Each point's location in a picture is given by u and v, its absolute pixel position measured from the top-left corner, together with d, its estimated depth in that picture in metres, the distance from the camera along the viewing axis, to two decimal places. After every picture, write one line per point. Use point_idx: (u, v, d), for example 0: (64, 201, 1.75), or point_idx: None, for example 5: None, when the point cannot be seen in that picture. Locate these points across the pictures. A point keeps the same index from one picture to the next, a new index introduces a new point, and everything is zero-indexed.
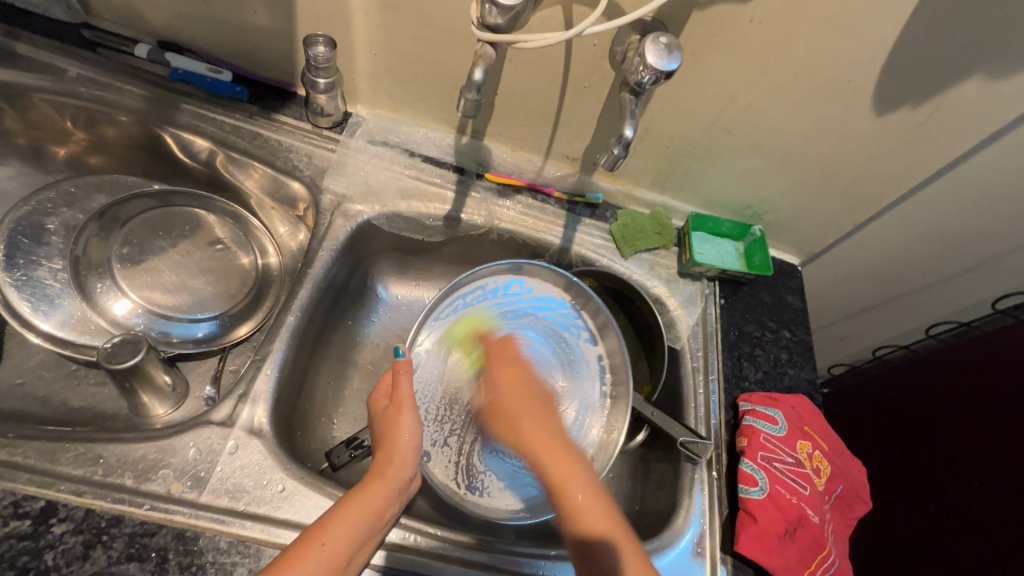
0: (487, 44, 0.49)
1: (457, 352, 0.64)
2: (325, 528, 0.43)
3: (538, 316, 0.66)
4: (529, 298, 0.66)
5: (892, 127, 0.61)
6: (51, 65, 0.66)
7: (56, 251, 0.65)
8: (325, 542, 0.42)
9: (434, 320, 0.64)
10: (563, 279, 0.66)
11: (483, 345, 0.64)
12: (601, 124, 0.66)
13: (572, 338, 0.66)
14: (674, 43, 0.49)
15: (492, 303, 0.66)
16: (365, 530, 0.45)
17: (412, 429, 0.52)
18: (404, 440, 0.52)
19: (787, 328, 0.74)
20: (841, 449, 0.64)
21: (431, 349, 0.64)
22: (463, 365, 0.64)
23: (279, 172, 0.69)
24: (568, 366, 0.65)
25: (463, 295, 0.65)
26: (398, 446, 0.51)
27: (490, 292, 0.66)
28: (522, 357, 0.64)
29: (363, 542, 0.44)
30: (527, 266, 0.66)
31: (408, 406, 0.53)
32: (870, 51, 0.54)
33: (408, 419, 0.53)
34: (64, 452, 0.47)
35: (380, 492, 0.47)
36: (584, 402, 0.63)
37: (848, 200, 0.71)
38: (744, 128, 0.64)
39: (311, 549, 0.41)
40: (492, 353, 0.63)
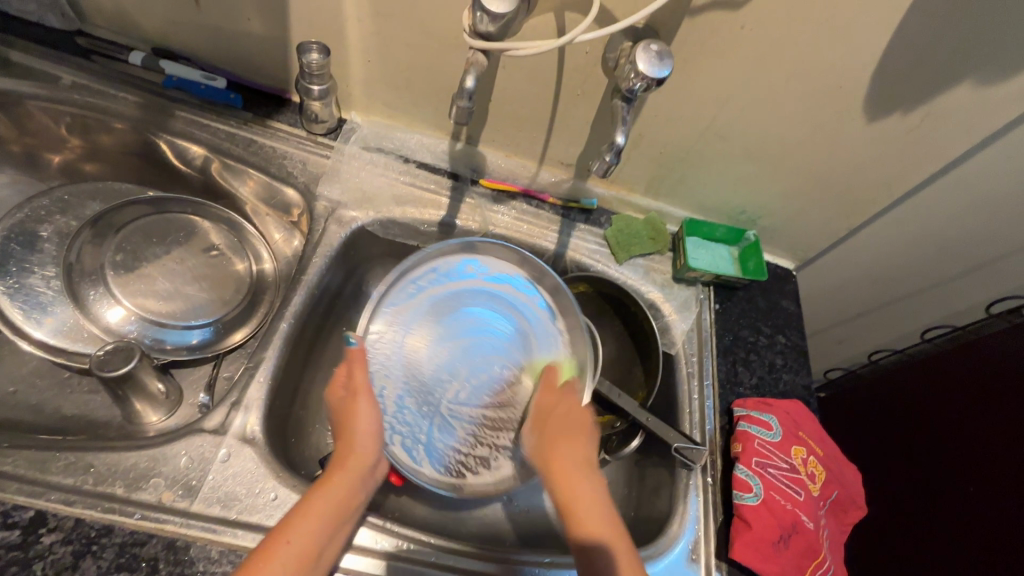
0: (479, 51, 0.50)
1: (413, 334, 0.62)
2: (289, 526, 0.43)
3: (492, 293, 0.65)
4: (477, 276, 0.66)
5: (884, 133, 0.61)
6: (46, 73, 0.66)
7: (49, 258, 0.65)
8: (293, 539, 0.43)
9: (388, 305, 0.62)
10: (510, 251, 0.66)
11: (433, 325, 0.63)
12: (594, 130, 0.66)
13: (528, 308, 0.65)
14: (665, 51, 0.49)
15: (447, 283, 0.65)
16: (332, 524, 0.45)
17: (370, 415, 0.52)
18: (361, 426, 0.51)
19: (782, 333, 0.74)
20: (836, 455, 0.64)
21: (386, 333, 0.61)
22: (422, 346, 0.62)
23: (273, 179, 0.69)
24: (526, 336, 0.64)
25: (412, 280, 0.64)
26: (356, 433, 0.51)
27: (441, 276, 0.65)
28: (475, 336, 0.63)
29: (331, 535, 0.45)
30: (478, 244, 0.66)
31: (364, 390, 0.52)
32: (861, 58, 0.54)
33: (365, 404, 0.52)
34: (54, 461, 0.47)
35: (344, 482, 0.48)
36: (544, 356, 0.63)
37: (842, 205, 0.71)
38: (737, 134, 0.64)
39: (276, 546, 0.42)
40: (445, 333, 0.63)
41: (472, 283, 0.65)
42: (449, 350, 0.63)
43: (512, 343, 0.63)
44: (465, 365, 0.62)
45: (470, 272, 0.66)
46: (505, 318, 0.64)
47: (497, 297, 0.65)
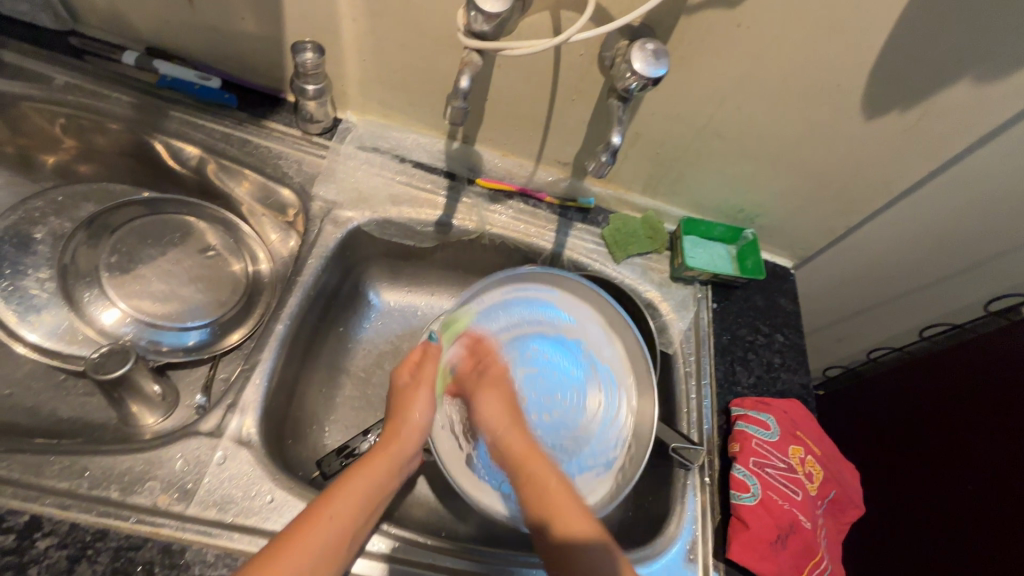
0: (474, 52, 0.50)
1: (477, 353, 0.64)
2: (330, 500, 0.47)
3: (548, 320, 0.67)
4: (550, 305, 0.67)
5: (882, 131, 0.61)
6: (38, 73, 0.65)
7: (43, 260, 0.64)
8: (332, 513, 0.46)
9: (465, 323, 0.65)
10: (587, 288, 0.67)
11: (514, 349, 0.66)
12: (591, 128, 0.66)
13: (599, 351, 0.67)
14: (660, 49, 0.49)
15: (531, 317, 0.67)
16: (369, 502, 0.50)
17: (425, 411, 0.57)
18: (416, 417, 0.56)
19: (780, 332, 0.74)
20: (834, 454, 0.64)
21: (459, 344, 0.64)
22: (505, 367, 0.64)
23: (269, 179, 0.69)
24: (590, 374, 0.66)
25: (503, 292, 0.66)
26: (410, 422, 0.56)
27: (524, 309, 0.67)
28: (544, 368, 0.66)
29: (366, 512, 0.49)
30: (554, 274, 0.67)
31: (426, 383, 0.58)
32: (859, 55, 0.54)
33: (424, 395, 0.57)
34: (48, 466, 0.47)
35: (387, 461, 0.53)
36: (607, 400, 0.65)
37: (840, 203, 0.71)
38: (735, 133, 0.64)
39: (319, 519, 0.46)
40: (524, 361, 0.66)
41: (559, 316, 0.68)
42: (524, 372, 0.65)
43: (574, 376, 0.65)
44: (535, 385, 0.65)
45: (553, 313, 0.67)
46: (573, 353, 0.66)
47: (570, 327, 0.67)
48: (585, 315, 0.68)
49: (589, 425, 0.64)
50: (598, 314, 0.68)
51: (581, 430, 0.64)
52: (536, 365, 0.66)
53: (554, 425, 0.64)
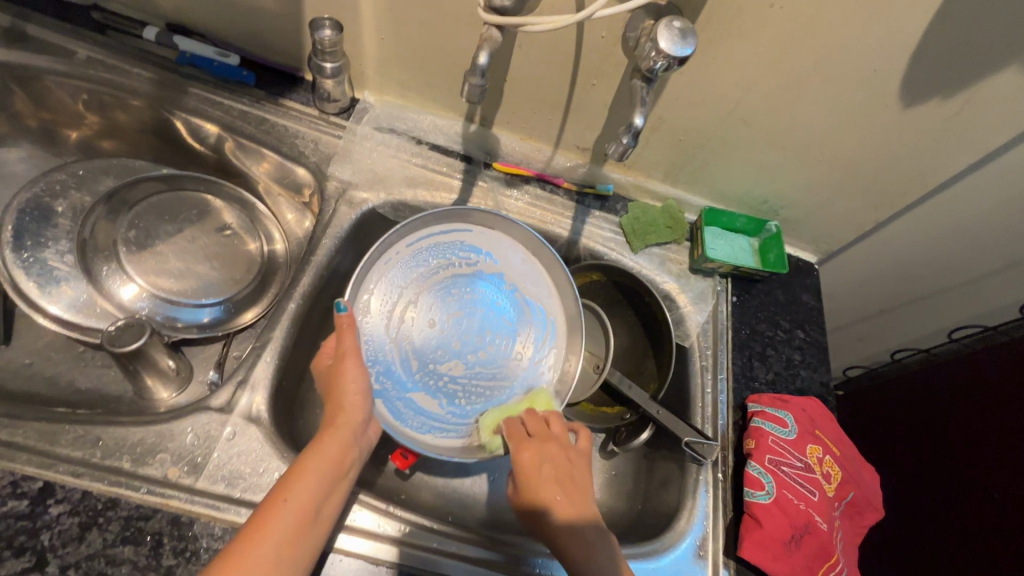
0: (493, 27, 0.48)
1: (394, 307, 0.60)
2: (286, 485, 0.44)
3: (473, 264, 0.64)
4: (469, 247, 0.64)
5: (920, 120, 0.58)
6: (61, 47, 0.66)
7: (63, 233, 0.65)
8: (290, 497, 0.43)
9: (380, 275, 0.59)
10: (520, 230, 0.64)
11: (401, 293, 0.60)
12: (613, 112, 0.64)
13: (526, 288, 0.64)
14: (688, 28, 0.46)
15: (426, 255, 0.62)
16: (327, 481, 0.46)
17: (358, 378, 0.52)
18: (350, 386, 0.51)
19: (801, 328, 0.72)
20: (854, 455, 0.62)
21: (383, 284, 0.60)
22: (408, 316, 0.60)
23: (285, 159, 0.68)
24: (521, 316, 0.64)
25: (409, 239, 0.61)
26: (345, 394, 0.51)
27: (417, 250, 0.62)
28: (477, 305, 0.63)
29: (327, 491, 0.45)
30: (479, 216, 0.64)
31: (352, 352, 0.52)
32: (899, 39, 0.51)
33: (353, 364, 0.52)
34: (64, 434, 0.47)
35: (335, 437, 0.49)
36: (537, 340, 0.63)
37: (870, 196, 0.68)
38: (762, 119, 0.62)
39: (275, 505, 0.42)
40: (424, 301, 0.61)
41: (455, 257, 0.63)
42: (441, 312, 0.61)
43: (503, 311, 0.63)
44: (455, 325, 0.62)
45: (452, 251, 0.63)
46: (504, 291, 0.64)
47: (491, 265, 0.64)
48: (497, 247, 0.65)
49: (512, 368, 0.62)
50: (518, 246, 0.65)
51: (502, 373, 0.62)
52: (446, 302, 0.62)
53: (489, 364, 0.62)
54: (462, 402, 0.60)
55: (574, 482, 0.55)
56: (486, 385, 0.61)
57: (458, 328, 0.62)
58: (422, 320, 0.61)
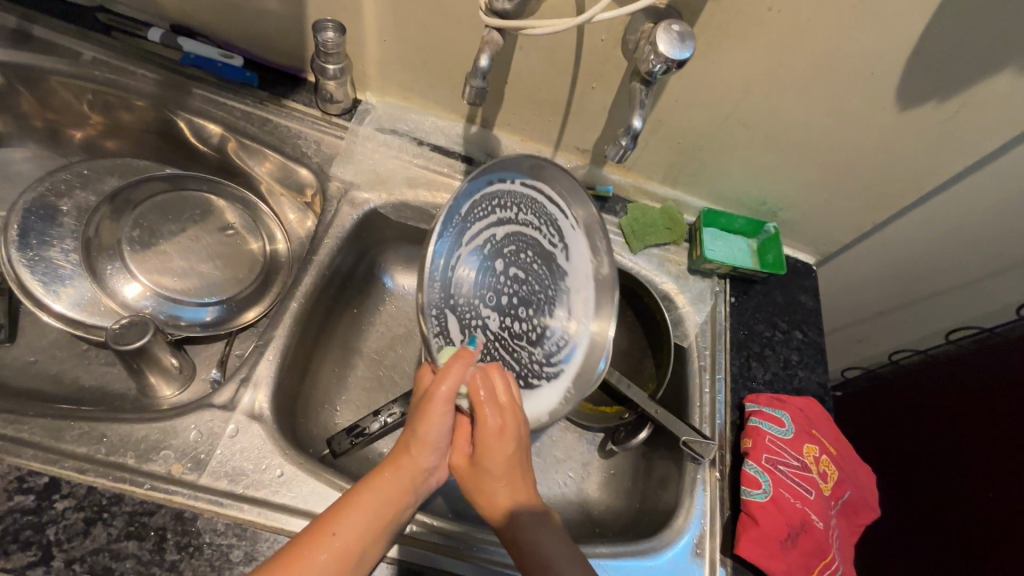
0: (495, 30, 0.49)
1: (456, 249, 0.47)
2: (336, 518, 0.41)
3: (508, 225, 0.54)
4: (545, 202, 0.56)
5: (916, 123, 0.59)
6: (67, 48, 0.66)
7: (68, 232, 0.66)
8: (337, 533, 0.40)
9: (460, 215, 0.46)
10: (542, 180, 0.55)
11: (469, 239, 0.48)
12: (612, 114, 0.64)
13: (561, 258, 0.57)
14: (686, 31, 0.47)
15: (510, 208, 0.52)
16: (375, 526, 0.42)
17: (440, 426, 0.45)
18: (431, 433, 0.45)
19: (799, 329, 0.72)
20: (850, 455, 0.62)
21: (428, 256, 0.54)
22: (466, 265, 0.48)
23: (287, 159, 0.69)
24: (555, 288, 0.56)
25: (487, 175, 0.48)
26: (422, 434, 0.45)
27: (508, 193, 0.51)
28: (520, 277, 0.54)
29: (374, 537, 0.41)
30: (516, 171, 0.52)
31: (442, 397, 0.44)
32: (895, 42, 0.51)
33: (438, 410, 0.45)
34: (69, 430, 0.48)
35: (393, 480, 0.44)
36: (568, 311, 0.57)
37: (868, 198, 0.69)
38: (760, 121, 0.62)
39: (318, 538, 0.39)
40: (491, 256, 0.50)
41: (535, 216, 0.55)
42: (505, 271, 0.51)
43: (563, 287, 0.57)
44: (509, 288, 0.52)
45: (534, 206, 0.54)
46: (540, 261, 0.55)
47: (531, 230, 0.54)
48: (568, 227, 0.58)
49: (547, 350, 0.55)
50: (579, 231, 0.59)
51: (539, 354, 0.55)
52: (513, 263, 0.52)
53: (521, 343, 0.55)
54: None
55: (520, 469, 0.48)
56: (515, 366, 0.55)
57: (518, 301, 0.52)
58: (479, 274, 0.48)
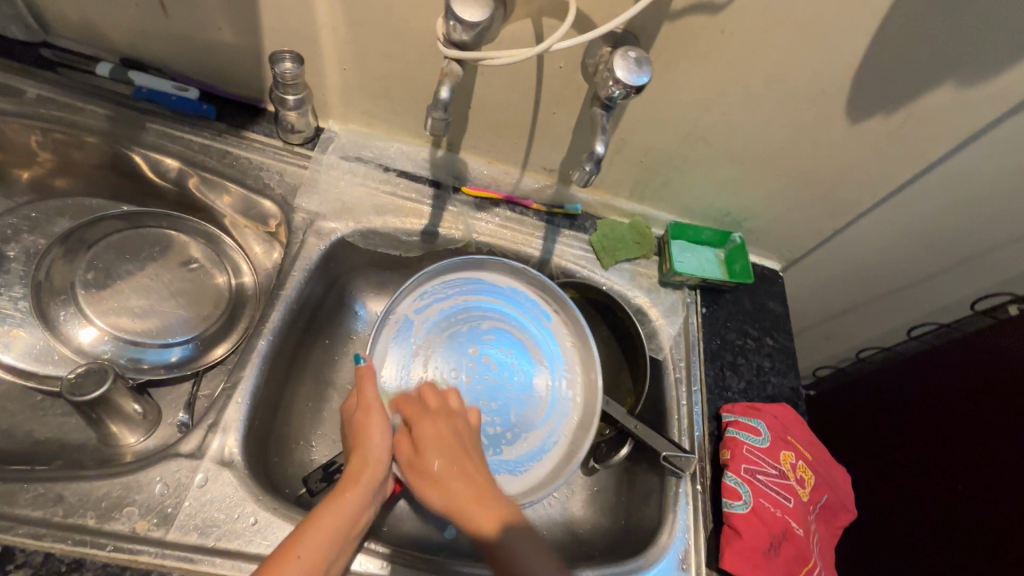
0: (454, 61, 0.48)
1: (420, 350, 0.61)
2: (300, 541, 0.44)
3: (487, 309, 0.65)
4: (523, 296, 0.66)
5: (867, 134, 0.61)
6: (10, 86, 0.64)
7: (17, 278, 0.63)
8: (303, 554, 0.43)
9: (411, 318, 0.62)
10: (536, 281, 0.66)
11: (443, 333, 0.63)
12: (576, 136, 0.65)
13: (547, 349, 0.65)
14: (643, 57, 0.48)
15: (491, 307, 0.65)
16: (339, 538, 0.46)
17: (382, 433, 0.51)
18: (376, 440, 0.51)
19: (770, 336, 0.74)
20: (825, 458, 0.63)
21: (396, 348, 0.60)
22: (435, 352, 0.62)
23: (249, 191, 0.67)
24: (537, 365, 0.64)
25: (462, 280, 0.65)
26: (371, 448, 0.50)
27: (501, 290, 0.66)
28: (490, 358, 0.63)
29: (338, 550, 0.45)
30: (488, 262, 0.65)
31: (376, 409, 0.51)
32: (842, 58, 0.53)
33: (377, 419, 0.51)
34: (22, 493, 0.45)
35: (353, 494, 0.48)
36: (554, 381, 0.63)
37: (826, 206, 0.71)
38: (720, 137, 0.64)
39: (286, 561, 0.42)
40: (457, 350, 0.63)
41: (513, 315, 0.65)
42: (472, 362, 0.62)
43: (535, 368, 0.64)
44: (478, 373, 0.62)
45: (514, 302, 0.66)
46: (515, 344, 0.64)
47: (504, 316, 0.65)
48: (547, 313, 0.66)
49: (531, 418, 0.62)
50: (561, 316, 0.66)
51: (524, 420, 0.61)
52: (483, 351, 0.63)
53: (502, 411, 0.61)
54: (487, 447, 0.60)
55: (463, 454, 0.50)
56: (497, 433, 0.60)
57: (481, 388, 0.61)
58: (446, 359, 0.62)
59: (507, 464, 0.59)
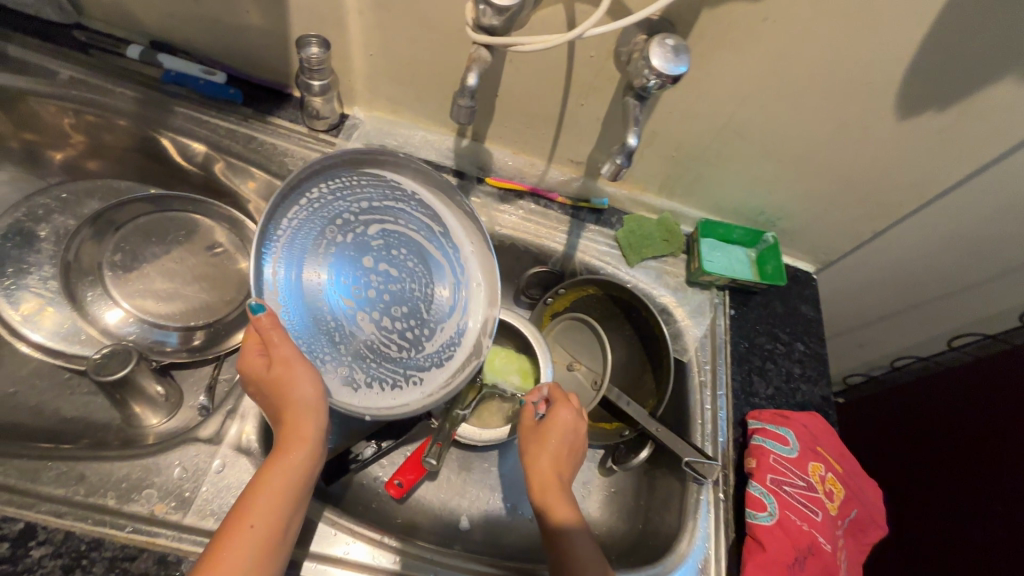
0: (482, 47, 0.46)
1: (298, 272, 0.46)
2: (250, 508, 0.41)
3: (365, 202, 0.49)
4: (391, 186, 0.51)
5: (917, 131, 0.57)
6: (43, 67, 0.64)
7: (47, 259, 0.64)
8: (255, 522, 0.41)
9: (276, 239, 0.45)
10: (402, 166, 0.51)
11: (329, 247, 0.48)
12: (606, 127, 0.63)
13: (440, 240, 0.53)
14: (681, 44, 0.45)
15: (370, 199, 0.50)
16: (291, 497, 0.43)
17: (313, 382, 0.44)
18: (304, 391, 0.44)
19: (801, 341, 0.71)
20: (856, 471, 0.61)
21: (270, 278, 0.45)
22: (325, 264, 0.48)
23: (274, 177, 0.67)
24: (434, 260, 0.52)
25: (325, 176, 0.48)
26: (301, 400, 0.43)
27: (388, 192, 0.51)
28: (388, 260, 0.50)
29: (292, 509, 0.43)
30: (345, 158, 0.48)
31: (297, 357, 0.43)
32: (895, 50, 0.50)
33: (301, 368, 0.43)
34: (45, 471, 0.45)
35: (296, 452, 0.44)
36: (458, 277, 0.53)
37: (867, 207, 0.68)
38: (758, 132, 0.61)
39: (239, 531, 0.40)
40: (350, 264, 0.49)
41: (394, 208, 0.51)
42: (371, 271, 0.50)
43: (436, 265, 0.53)
44: (376, 281, 0.50)
45: (390, 197, 0.51)
46: (411, 237, 0.51)
47: (393, 211, 0.51)
48: (410, 207, 0.52)
49: (449, 320, 0.53)
50: (433, 207, 0.53)
51: (439, 321, 0.52)
52: (379, 259, 0.50)
53: (409, 312, 0.51)
54: (410, 354, 0.51)
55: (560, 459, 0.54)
56: (415, 339, 0.51)
57: (386, 298, 0.50)
58: (341, 275, 0.48)
59: (438, 372, 0.52)
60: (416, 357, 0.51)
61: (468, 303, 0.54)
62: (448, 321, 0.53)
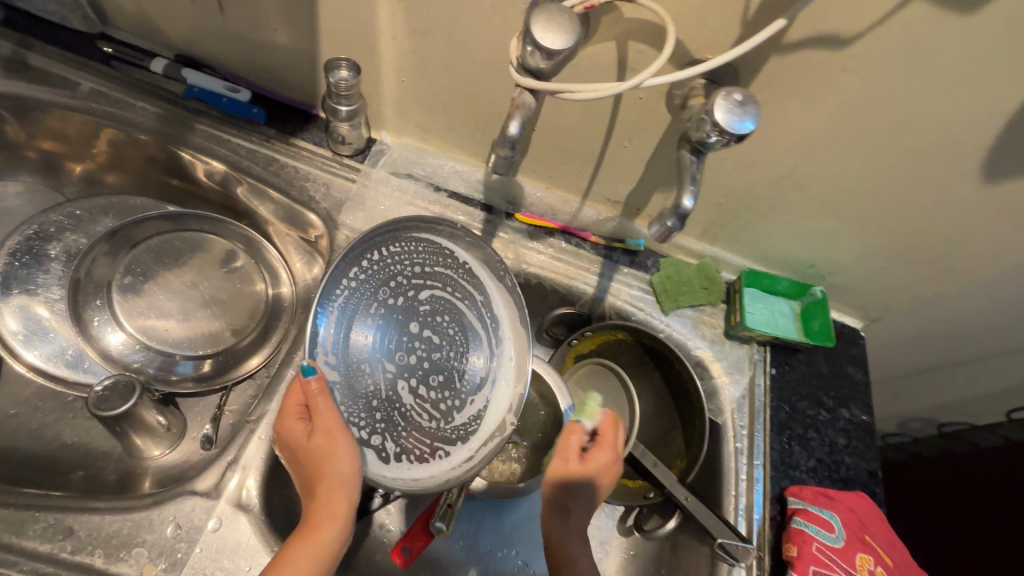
0: (527, 91, 0.42)
1: (348, 332, 0.46)
2: None
3: (418, 267, 0.50)
4: (443, 253, 0.51)
5: (999, 196, 0.51)
6: (64, 78, 0.62)
7: (55, 279, 0.62)
8: None
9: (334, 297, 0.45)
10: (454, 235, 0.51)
11: (379, 308, 0.47)
12: (651, 169, 0.58)
13: (486, 310, 0.51)
14: (749, 97, 0.40)
15: (423, 265, 0.50)
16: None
17: (351, 453, 0.42)
18: (340, 463, 0.42)
19: (847, 408, 0.65)
20: (908, 565, 0.55)
21: (321, 336, 0.45)
22: (372, 326, 0.47)
23: (295, 203, 0.64)
24: (477, 332, 0.50)
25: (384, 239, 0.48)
26: (337, 473, 0.42)
27: (440, 260, 0.51)
28: (430, 327, 0.49)
29: None
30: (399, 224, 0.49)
31: (333, 425, 0.42)
32: (987, 110, 0.44)
33: (339, 439, 0.42)
34: (32, 523, 0.43)
35: (327, 527, 0.41)
36: (498, 351, 0.51)
37: (932, 268, 0.62)
38: (819, 184, 0.55)
39: None
40: (397, 327, 0.48)
41: (441, 275, 0.50)
42: (415, 335, 0.48)
43: (478, 337, 0.50)
44: (419, 348, 0.48)
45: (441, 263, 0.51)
46: (457, 307, 0.50)
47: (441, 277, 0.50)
48: (455, 275, 0.51)
49: (484, 396, 0.49)
50: (481, 274, 0.52)
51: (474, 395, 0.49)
52: (424, 325, 0.49)
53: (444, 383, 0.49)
54: (443, 428, 0.48)
55: None
56: (448, 413, 0.48)
57: (426, 363, 0.48)
58: (385, 338, 0.47)
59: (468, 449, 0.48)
60: (448, 432, 0.48)
61: (506, 380, 0.50)
62: (484, 397, 0.49)
